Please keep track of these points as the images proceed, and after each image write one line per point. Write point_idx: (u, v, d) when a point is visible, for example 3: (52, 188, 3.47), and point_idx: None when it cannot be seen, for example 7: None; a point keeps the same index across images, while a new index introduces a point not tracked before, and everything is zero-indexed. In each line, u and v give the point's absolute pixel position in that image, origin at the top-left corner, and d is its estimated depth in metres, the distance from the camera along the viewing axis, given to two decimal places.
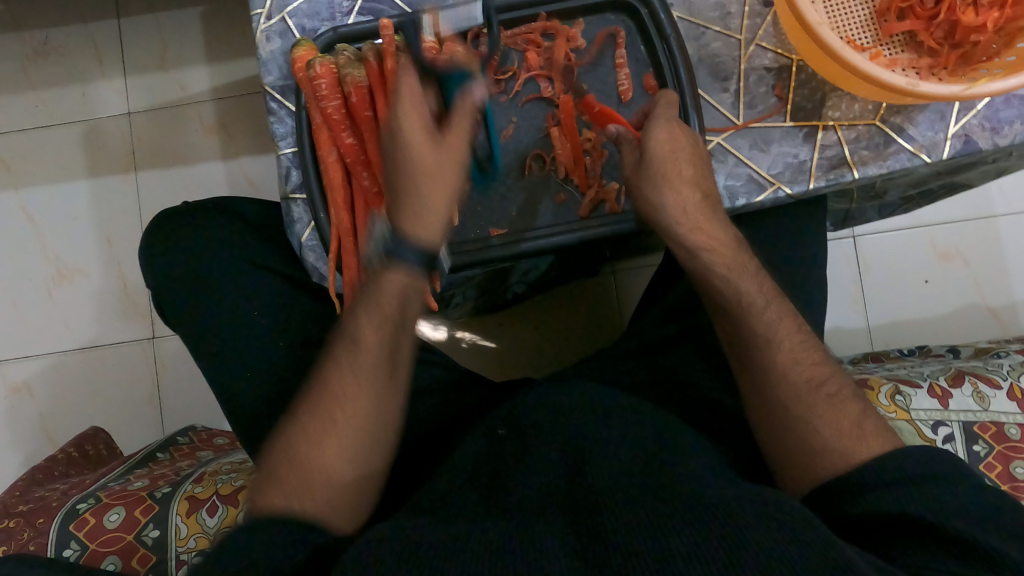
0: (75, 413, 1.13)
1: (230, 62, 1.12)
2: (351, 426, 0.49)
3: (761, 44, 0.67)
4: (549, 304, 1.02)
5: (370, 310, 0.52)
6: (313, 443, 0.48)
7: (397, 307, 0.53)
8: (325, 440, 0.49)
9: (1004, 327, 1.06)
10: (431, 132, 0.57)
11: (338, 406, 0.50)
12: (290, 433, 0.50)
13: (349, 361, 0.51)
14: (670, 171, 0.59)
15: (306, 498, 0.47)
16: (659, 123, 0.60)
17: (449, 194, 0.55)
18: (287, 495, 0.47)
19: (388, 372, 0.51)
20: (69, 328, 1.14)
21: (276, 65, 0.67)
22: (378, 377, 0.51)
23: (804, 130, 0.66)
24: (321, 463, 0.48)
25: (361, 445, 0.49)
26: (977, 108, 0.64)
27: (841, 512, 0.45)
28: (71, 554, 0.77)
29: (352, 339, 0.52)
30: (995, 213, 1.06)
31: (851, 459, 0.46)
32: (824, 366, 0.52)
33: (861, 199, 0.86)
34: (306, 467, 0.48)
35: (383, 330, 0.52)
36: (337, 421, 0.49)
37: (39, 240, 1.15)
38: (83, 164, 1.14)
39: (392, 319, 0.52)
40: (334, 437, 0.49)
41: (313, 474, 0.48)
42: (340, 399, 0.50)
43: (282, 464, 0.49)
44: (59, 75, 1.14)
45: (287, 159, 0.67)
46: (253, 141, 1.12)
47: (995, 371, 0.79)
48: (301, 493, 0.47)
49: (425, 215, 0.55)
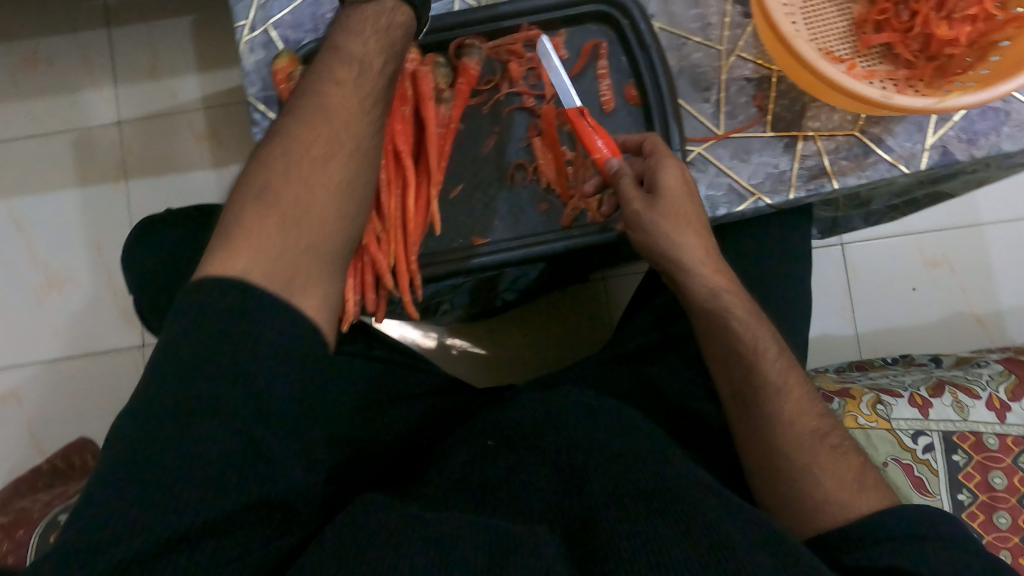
0: (62, 422, 1.13)
1: (220, 70, 1.13)
2: (336, 158, 0.51)
3: (742, 55, 0.67)
4: (539, 312, 1.02)
5: (329, 89, 0.53)
6: (297, 178, 0.49)
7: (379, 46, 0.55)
8: (279, 199, 0.48)
9: (991, 335, 1.06)
10: None
11: (312, 160, 0.50)
12: (237, 204, 0.49)
13: (305, 128, 0.51)
14: (677, 223, 0.57)
15: (292, 235, 0.47)
16: (669, 173, 0.57)
17: None
18: (275, 226, 0.47)
19: (345, 140, 0.52)
20: (58, 336, 1.14)
21: (259, 76, 0.67)
22: (334, 141, 0.51)
23: (785, 140, 0.66)
24: (269, 227, 0.47)
25: (315, 209, 0.49)
26: (954, 120, 0.64)
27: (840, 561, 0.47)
28: None
29: (332, 76, 0.53)
30: (981, 221, 1.06)
31: (848, 512, 0.49)
32: (818, 420, 0.54)
33: (846, 207, 0.86)
34: (253, 224, 0.47)
35: (341, 100, 0.52)
36: (322, 151, 0.50)
37: (28, 249, 1.15)
38: (73, 172, 1.15)
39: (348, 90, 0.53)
40: (320, 165, 0.50)
41: (260, 234, 0.47)
42: (296, 166, 0.50)
43: (232, 227, 0.47)
44: (49, 84, 1.14)
45: None
46: (242, 149, 1.13)
47: (975, 382, 0.79)
48: (245, 257, 0.45)
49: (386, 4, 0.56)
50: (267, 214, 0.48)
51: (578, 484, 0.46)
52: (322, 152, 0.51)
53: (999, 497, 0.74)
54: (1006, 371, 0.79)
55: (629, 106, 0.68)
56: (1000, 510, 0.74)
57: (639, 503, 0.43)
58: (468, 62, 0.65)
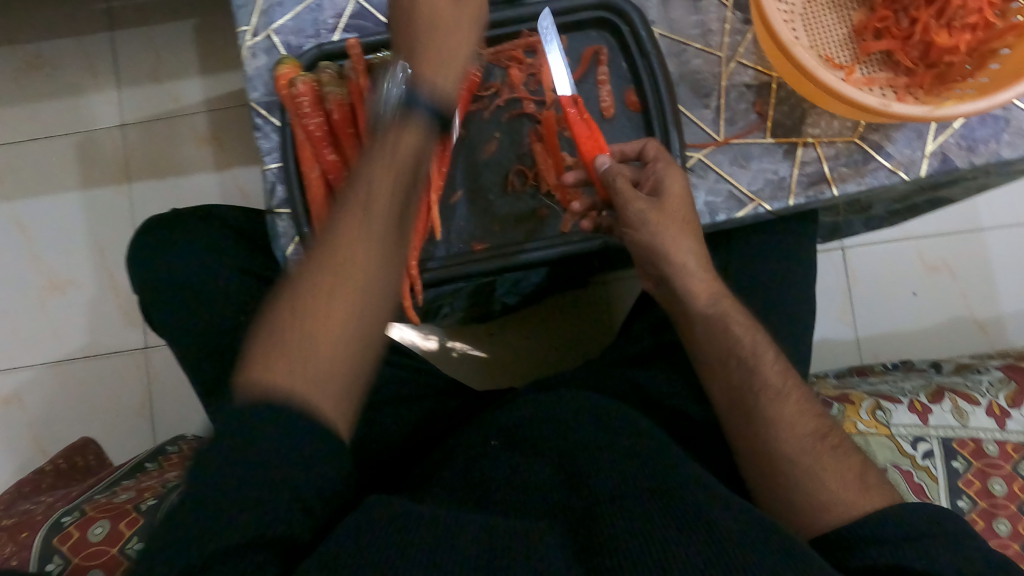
0: (65, 423, 1.13)
1: (223, 74, 1.13)
2: (353, 302, 0.43)
3: (742, 61, 0.67)
4: (540, 314, 1.02)
5: (368, 179, 0.47)
6: (313, 312, 0.43)
7: (410, 163, 0.48)
8: (324, 307, 0.43)
9: (992, 340, 1.06)
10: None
11: (327, 289, 0.43)
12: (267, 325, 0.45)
13: (354, 214, 0.46)
14: (673, 252, 0.58)
15: (304, 369, 0.42)
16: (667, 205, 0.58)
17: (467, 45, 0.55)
18: (278, 372, 0.42)
19: (398, 231, 0.46)
20: (61, 338, 1.14)
21: (262, 82, 0.68)
22: (383, 233, 0.46)
23: (784, 147, 0.66)
24: (316, 339, 0.42)
25: (361, 317, 0.44)
26: (954, 128, 0.64)
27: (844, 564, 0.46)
28: (53, 569, 0.77)
29: (363, 193, 0.47)
30: (982, 226, 1.07)
31: (851, 511, 0.47)
32: (819, 420, 0.53)
33: (847, 213, 0.86)
34: (301, 336, 0.42)
35: (393, 181, 0.47)
36: (336, 290, 0.43)
37: (32, 251, 1.15)
38: (76, 174, 1.15)
39: (403, 173, 0.48)
40: (331, 307, 0.43)
41: (307, 344, 0.42)
42: (341, 262, 0.44)
43: (276, 338, 0.43)
44: (52, 87, 1.15)
45: (271, 174, 0.67)
46: (245, 153, 1.13)
47: (975, 388, 0.79)
48: (296, 370, 0.41)
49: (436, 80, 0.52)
50: (313, 324, 0.43)
51: (578, 483, 0.46)
52: (366, 246, 0.45)
53: (999, 504, 0.74)
54: (1006, 378, 0.79)
55: (629, 113, 0.68)
56: (999, 517, 0.73)
57: (641, 504, 0.42)
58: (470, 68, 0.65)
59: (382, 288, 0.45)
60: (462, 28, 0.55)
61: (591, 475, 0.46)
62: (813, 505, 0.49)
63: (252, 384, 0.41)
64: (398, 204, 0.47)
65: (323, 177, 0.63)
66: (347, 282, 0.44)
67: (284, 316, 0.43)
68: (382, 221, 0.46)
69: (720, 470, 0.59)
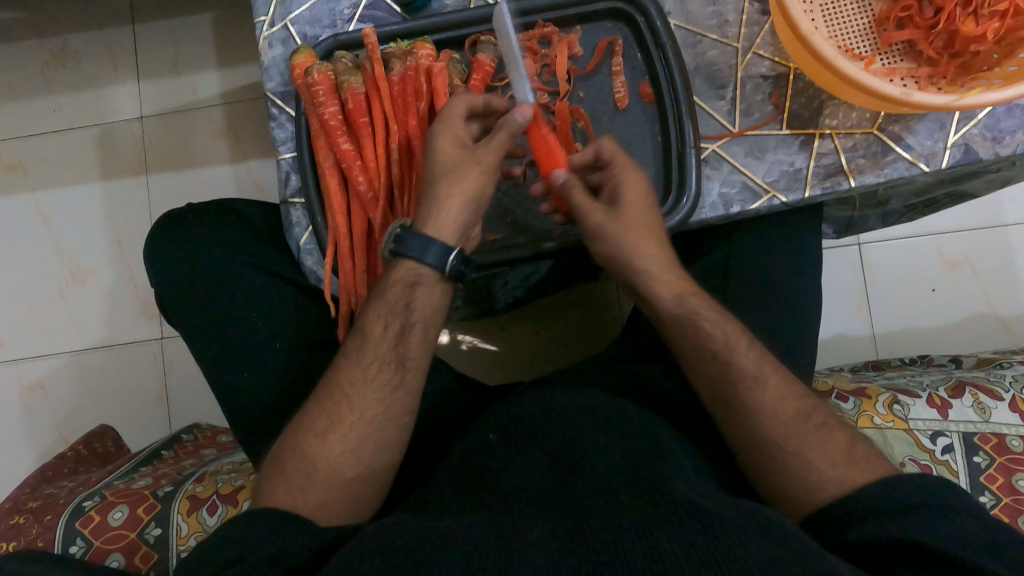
0: (85, 411, 1.15)
1: (240, 67, 1.14)
2: (358, 424, 0.52)
3: (758, 52, 0.67)
4: (549, 309, 1.02)
5: (374, 312, 0.57)
6: (320, 434, 0.52)
7: (402, 298, 0.56)
8: (330, 443, 0.51)
9: (1014, 337, 1.04)
10: (460, 140, 0.59)
11: (333, 418, 0.53)
12: (287, 441, 0.54)
13: (359, 357, 0.55)
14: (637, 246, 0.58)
15: (309, 490, 0.50)
16: (631, 194, 0.59)
17: (468, 197, 0.57)
18: (289, 489, 0.50)
19: (396, 370, 0.54)
20: (81, 328, 1.16)
21: (278, 71, 0.68)
22: (384, 376, 0.54)
23: (801, 138, 0.66)
24: (321, 467, 0.51)
25: (363, 451, 0.52)
26: (977, 118, 0.63)
27: (843, 544, 0.45)
28: (77, 551, 0.79)
29: (362, 332, 0.56)
30: (1005, 221, 1.05)
31: (846, 485, 0.47)
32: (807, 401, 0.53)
33: (864, 207, 0.85)
34: (308, 462, 0.51)
35: (392, 325, 0.56)
36: (345, 417, 0.52)
37: (53, 241, 1.17)
38: (96, 166, 1.16)
39: (402, 316, 0.56)
40: (340, 430, 0.52)
41: (313, 469, 0.51)
42: (348, 401, 0.53)
43: (290, 462, 0.52)
44: (74, 80, 1.16)
45: (286, 163, 0.68)
46: (261, 145, 1.14)
47: (998, 383, 0.78)
48: (304, 490, 0.50)
49: (447, 222, 0.57)
50: (319, 453, 0.51)
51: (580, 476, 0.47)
52: (369, 387, 0.53)
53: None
54: None
55: (643, 104, 0.68)
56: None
57: (647, 498, 0.43)
58: (482, 57, 0.65)
59: (384, 426, 0.53)
60: (478, 169, 0.58)
61: (583, 472, 0.47)
62: (809, 491, 0.48)
63: (269, 498, 0.50)
64: (397, 346, 0.55)
65: (337, 167, 0.64)
66: (352, 421, 0.52)
67: (297, 445, 0.52)
68: (382, 364, 0.54)
69: (730, 463, 0.59)
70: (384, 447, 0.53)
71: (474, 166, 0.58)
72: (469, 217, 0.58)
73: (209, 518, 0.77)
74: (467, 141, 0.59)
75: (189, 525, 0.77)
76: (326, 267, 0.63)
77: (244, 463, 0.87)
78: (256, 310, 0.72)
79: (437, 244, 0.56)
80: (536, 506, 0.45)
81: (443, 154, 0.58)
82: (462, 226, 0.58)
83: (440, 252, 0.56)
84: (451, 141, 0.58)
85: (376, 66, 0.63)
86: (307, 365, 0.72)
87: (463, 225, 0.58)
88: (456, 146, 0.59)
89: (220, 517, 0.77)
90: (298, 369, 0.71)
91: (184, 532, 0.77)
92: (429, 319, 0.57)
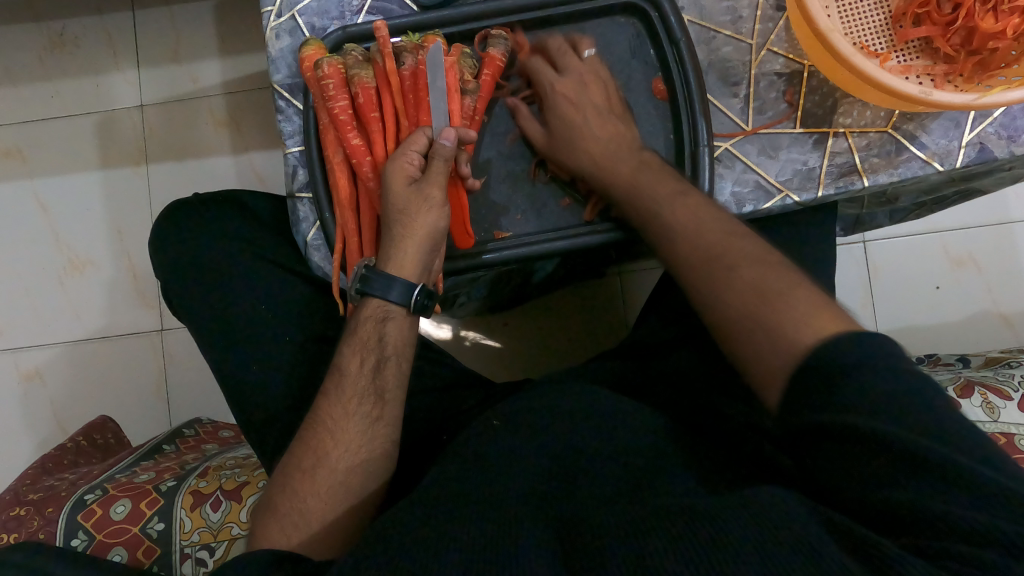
0: (85, 402, 1.14)
1: (243, 55, 1.12)
2: (340, 458, 0.55)
3: (773, 49, 0.66)
4: (553, 307, 1.01)
5: (348, 349, 0.59)
6: (306, 471, 0.55)
7: (376, 335, 0.58)
8: (318, 481, 0.54)
9: (1017, 335, 1.04)
10: (412, 174, 0.58)
11: (315, 454, 0.55)
12: (279, 478, 0.57)
13: (339, 393, 0.57)
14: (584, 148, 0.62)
15: (299, 525, 0.53)
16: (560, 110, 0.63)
17: (420, 236, 0.57)
18: (281, 529, 0.53)
19: (376, 403, 0.57)
20: (80, 317, 1.15)
21: (285, 63, 0.67)
22: (364, 410, 0.57)
23: (815, 136, 0.65)
24: (311, 505, 0.54)
25: (349, 484, 0.55)
26: (994, 116, 0.63)
27: (809, 437, 0.41)
28: (78, 544, 0.78)
29: (339, 368, 0.58)
30: (1009, 219, 1.05)
31: None
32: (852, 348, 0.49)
33: (872, 204, 0.85)
34: (296, 502, 0.54)
35: (369, 361, 0.58)
36: (329, 452, 0.55)
37: (52, 229, 1.16)
38: (96, 155, 1.15)
39: (376, 351, 0.58)
40: (324, 465, 0.55)
41: (303, 507, 0.54)
42: (331, 439, 0.56)
43: (281, 502, 0.55)
44: (73, 66, 1.15)
45: (293, 157, 0.67)
46: (263, 137, 1.13)
47: (1007, 384, 0.78)
48: (294, 527, 0.53)
49: (407, 262, 0.58)
50: (307, 492, 0.54)
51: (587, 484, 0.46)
52: (350, 422, 0.56)
53: None
54: None
55: (655, 101, 0.67)
56: None
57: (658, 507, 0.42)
58: (493, 52, 0.64)
59: (366, 456, 0.56)
60: (430, 208, 0.57)
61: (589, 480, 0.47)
62: None
63: (262, 539, 0.54)
64: (374, 379, 0.57)
65: (346, 162, 0.63)
66: (336, 457, 0.55)
67: (286, 484, 0.55)
68: (361, 398, 0.57)
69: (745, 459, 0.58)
70: (369, 477, 0.56)
71: (426, 205, 0.57)
72: (428, 253, 0.59)
73: (213, 514, 0.77)
74: (418, 175, 0.59)
75: (192, 520, 0.77)
76: (335, 264, 0.63)
77: (247, 458, 0.87)
78: (264, 305, 0.72)
79: (400, 282, 0.57)
80: (538, 505, 0.45)
81: (395, 192, 0.58)
82: (423, 262, 0.59)
83: (403, 289, 0.58)
84: (400, 179, 0.58)
85: (387, 60, 0.62)
86: (312, 361, 0.71)
87: (425, 261, 0.59)
88: (405, 184, 0.58)
89: (225, 513, 0.77)
90: (303, 364, 0.71)
91: (187, 527, 0.77)
92: (402, 350, 0.59)
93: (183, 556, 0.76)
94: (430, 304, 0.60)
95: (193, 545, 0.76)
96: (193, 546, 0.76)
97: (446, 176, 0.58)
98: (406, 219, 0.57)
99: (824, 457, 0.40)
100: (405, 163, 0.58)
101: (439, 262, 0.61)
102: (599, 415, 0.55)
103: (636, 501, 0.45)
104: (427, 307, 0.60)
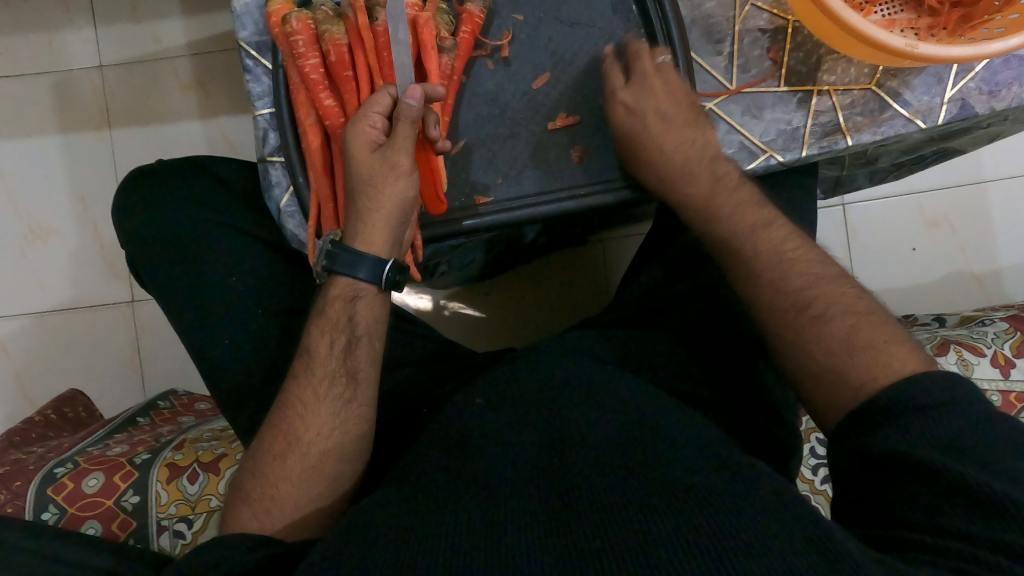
0: (54, 376, 1.12)
1: (206, 14, 1.07)
2: (315, 441, 0.55)
3: (756, 4, 0.64)
4: (535, 275, 1.00)
5: (315, 331, 0.58)
6: (276, 459, 0.55)
7: (342, 316, 0.57)
8: (289, 465, 0.54)
9: (987, 294, 1.07)
10: (375, 141, 0.56)
11: (286, 438, 0.55)
12: (251, 458, 0.57)
13: (309, 375, 0.57)
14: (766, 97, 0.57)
15: (272, 513, 0.53)
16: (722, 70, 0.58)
17: (387, 211, 0.56)
18: (254, 515, 0.53)
19: (347, 384, 0.57)
20: (44, 288, 1.11)
21: (251, 20, 0.62)
22: (336, 392, 0.56)
23: (799, 95, 0.64)
24: (283, 491, 0.54)
25: (323, 466, 0.55)
26: (975, 71, 0.62)
27: (848, 445, 0.44)
28: (49, 518, 0.76)
29: (307, 350, 0.58)
30: (984, 178, 1.05)
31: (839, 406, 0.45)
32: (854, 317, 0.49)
33: (852, 165, 0.83)
34: (268, 487, 0.54)
35: (338, 341, 0.57)
36: (303, 436, 0.55)
37: (10, 197, 1.11)
38: (54, 119, 1.10)
39: (346, 331, 0.57)
40: (297, 451, 0.55)
41: (275, 492, 0.54)
42: (302, 423, 0.55)
43: (252, 487, 0.55)
44: (22, 22, 1.08)
45: (264, 120, 0.64)
46: (231, 100, 1.09)
47: (981, 340, 0.82)
48: (267, 513, 0.53)
49: (377, 236, 0.57)
50: (278, 477, 0.54)
51: (564, 451, 0.46)
52: (320, 404, 0.56)
53: None
54: (1011, 329, 0.82)
55: None
56: None
57: (628, 479, 0.42)
58: (471, 8, 0.62)
59: (340, 437, 0.56)
60: (396, 175, 0.56)
61: (577, 446, 0.46)
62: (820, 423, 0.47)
63: (234, 524, 0.54)
64: (345, 359, 0.57)
65: (319, 124, 0.61)
66: (309, 441, 0.55)
67: (258, 469, 0.55)
68: (332, 380, 0.56)
69: (735, 414, 0.59)
70: (345, 462, 0.56)
71: (393, 173, 0.55)
72: (397, 225, 0.57)
73: (190, 486, 0.76)
74: (382, 139, 0.56)
75: (169, 493, 0.76)
76: (310, 232, 0.61)
77: (224, 430, 0.85)
78: (237, 274, 0.70)
79: (369, 258, 0.56)
80: (528, 478, 0.44)
81: (358, 161, 0.56)
82: (393, 235, 0.57)
83: (372, 266, 0.57)
84: (362, 145, 0.56)
85: (360, 15, 0.59)
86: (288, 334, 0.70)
87: (395, 233, 0.57)
88: (370, 150, 0.56)
89: (202, 485, 0.76)
90: (279, 337, 0.69)
91: (164, 500, 0.76)
92: (374, 329, 0.58)
93: (160, 528, 0.75)
94: (401, 279, 0.59)
95: (170, 518, 0.75)
96: (170, 519, 0.75)
97: (412, 138, 0.56)
98: (371, 192, 0.56)
99: (848, 462, 0.43)
100: (367, 130, 0.56)
101: (410, 232, 0.60)
102: (585, 387, 0.55)
103: (622, 464, 0.44)
104: (399, 282, 0.59)
